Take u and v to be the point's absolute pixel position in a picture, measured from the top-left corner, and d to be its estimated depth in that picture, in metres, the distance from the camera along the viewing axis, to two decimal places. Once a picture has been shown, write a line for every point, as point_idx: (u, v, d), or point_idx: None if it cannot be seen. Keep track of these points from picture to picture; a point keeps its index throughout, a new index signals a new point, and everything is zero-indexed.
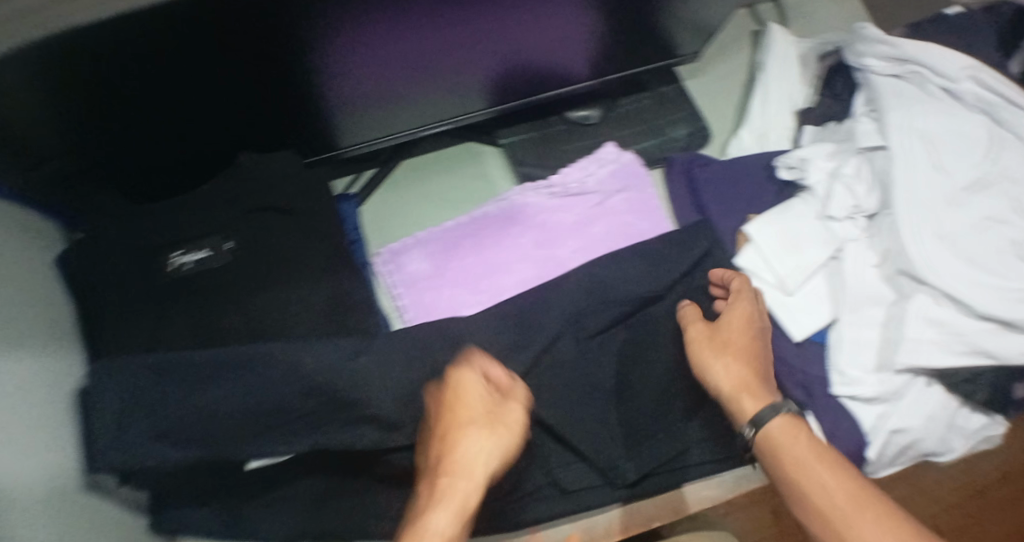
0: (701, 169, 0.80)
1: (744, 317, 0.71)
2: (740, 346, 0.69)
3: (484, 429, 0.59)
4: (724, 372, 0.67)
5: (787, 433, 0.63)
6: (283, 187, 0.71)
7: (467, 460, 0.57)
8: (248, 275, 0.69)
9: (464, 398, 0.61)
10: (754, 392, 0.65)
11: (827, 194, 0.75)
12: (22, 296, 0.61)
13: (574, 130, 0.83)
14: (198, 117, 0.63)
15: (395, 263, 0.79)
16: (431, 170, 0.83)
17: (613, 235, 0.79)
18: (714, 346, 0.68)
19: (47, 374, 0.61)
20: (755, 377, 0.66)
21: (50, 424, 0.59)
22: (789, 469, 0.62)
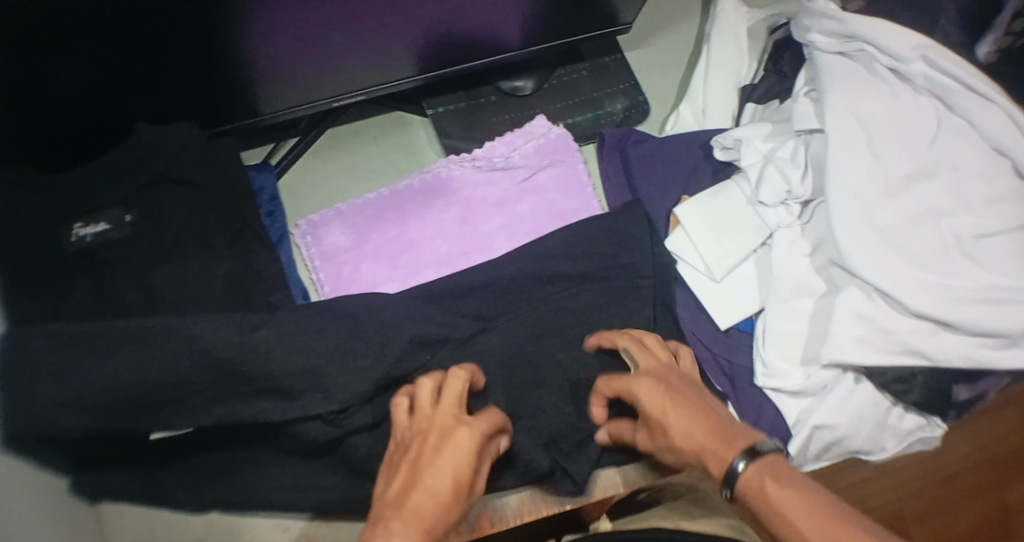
0: (635, 146, 0.76)
1: (651, 391, 0.56)
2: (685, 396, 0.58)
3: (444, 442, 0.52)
4: (701, 461, 0.64)
5: (757, 478, 0.48)
6: (182, 158, 0.67)
7: (437, 477, 0.48)
8: (150, 246, 0.67)
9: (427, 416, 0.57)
10: (716, 452, 0.51)
11: (759, 178, 0.72)
12: None
13: (504, 101, 0.78)
14: (98, 88, 0.58)
15: (315, 235, 0.75)
16: (357, 140, 0.79)
17: (539, 212, 0.76)
18: (676, 442, 0.63)
19: None
20: (729, 430, 0.61)
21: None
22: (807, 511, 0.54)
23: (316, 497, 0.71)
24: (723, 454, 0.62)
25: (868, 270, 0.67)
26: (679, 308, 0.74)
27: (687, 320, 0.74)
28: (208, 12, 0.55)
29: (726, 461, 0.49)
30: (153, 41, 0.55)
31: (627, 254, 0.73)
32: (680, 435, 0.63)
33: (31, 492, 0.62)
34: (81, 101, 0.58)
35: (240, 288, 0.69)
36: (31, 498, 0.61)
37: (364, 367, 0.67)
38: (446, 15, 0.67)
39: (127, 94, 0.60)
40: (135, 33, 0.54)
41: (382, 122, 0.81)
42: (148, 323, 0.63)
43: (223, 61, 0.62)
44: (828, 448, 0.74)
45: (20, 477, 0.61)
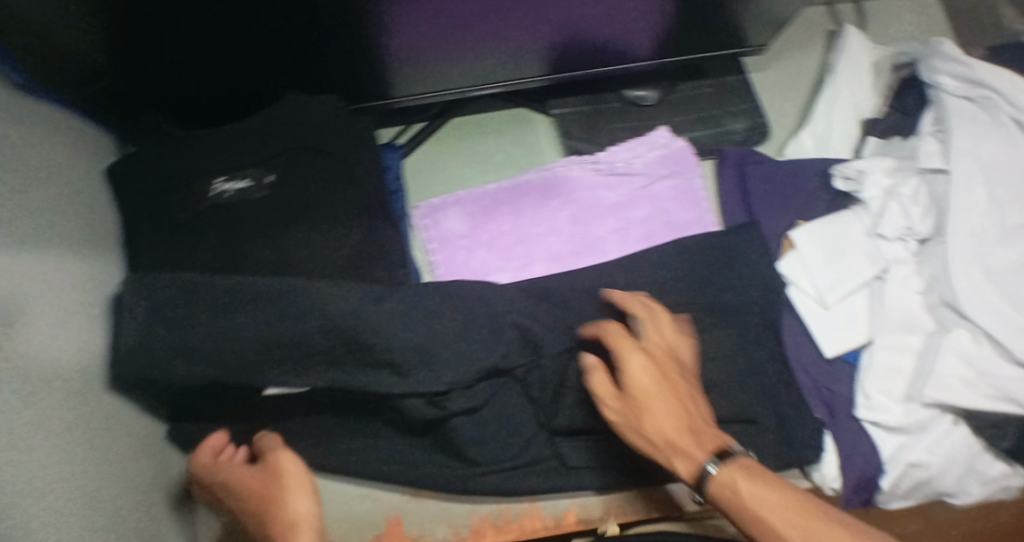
0: (755, 166, 0.77)
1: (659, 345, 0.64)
2: (654, 394, 0.60)
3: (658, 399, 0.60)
4: (639, 439, 0.60)
5: (728, 478, 0.56)
6: (324, 127, 0.68)
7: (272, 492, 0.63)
8: (283, 210, 0.68)
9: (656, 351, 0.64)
10: (686, 452, 0.58)
11: (879, 211, 0.73)
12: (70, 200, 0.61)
13: (628, 108, 0.80)
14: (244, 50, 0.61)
15: (433, 218, 0.77)
16: (481, 131, 0.81)
17: (652, 220, 0.76)
18: (630, 411, 0.61)
19: (75, 287, 0.59)
20: (683, 430, 0.59)
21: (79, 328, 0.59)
22: (751, 524, 0.54)
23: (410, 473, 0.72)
24: (671, 444, 0.58)
25: (979, 313, 0.67)
26: (786, 332, 0.74)
27: (791, 344, 0.74)
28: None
29: (697, 465, 0.57)
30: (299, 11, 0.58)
31: (734, 271, 0.74)
32: (642, 402, 0.60)
33: (125, 431, 0.64)
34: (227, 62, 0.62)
35: (356, 261, 0.69)
36: (124, 441, 0.63)
37: (469, 352, 0.68)
38: (573, 19, 0.69)
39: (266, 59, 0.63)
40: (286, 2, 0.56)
41: (504, 117, 0.82)
42: (278, 281, 0.65)
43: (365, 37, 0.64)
44: (917, 488, 0.73)
45: (120, 416, 0.63)
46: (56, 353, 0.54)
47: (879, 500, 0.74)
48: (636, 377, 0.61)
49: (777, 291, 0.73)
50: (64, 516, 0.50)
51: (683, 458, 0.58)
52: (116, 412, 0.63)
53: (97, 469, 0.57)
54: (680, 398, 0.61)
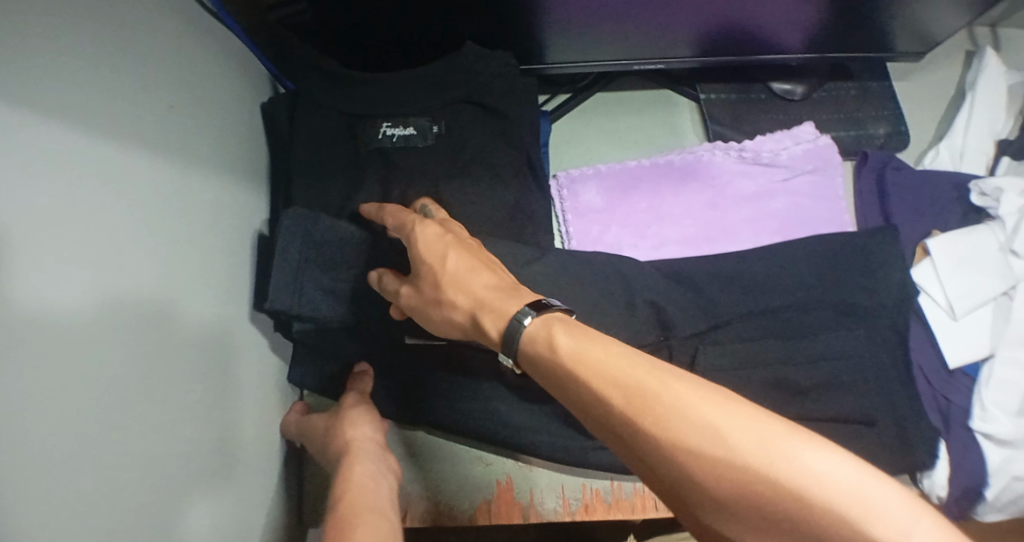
0: (894, 173, 0.77)
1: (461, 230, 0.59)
2: (466, 274, 0.55)
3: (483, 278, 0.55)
4: (481, 332, 0.54)
5: (539, 332, 0.49)
6: (494, 85, 0.69)
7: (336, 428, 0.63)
8: (448, 161, 0.67)
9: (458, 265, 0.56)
10: (495, 311, 0.52)
11: (1016, 227, 0.74)
12: (222, 121, 0.60)
13: (773, 101, 0.80)
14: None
15: (572, 190, 0.76)
16: (624, 107, 0.80)
17: (791, 214, 0.76)
18: (433, 295, 0.55)
19: (217, 209, 0.58)
20: (486, 286, 0.54)
21: (218, 251, 0.57)
22: (583, 383, 0.46)
23: (535, 440, 0.68)
24: (478, 301, 0.53)
25: None
26: (911, 340, 0.75)
27: (916, 352, 0.76)
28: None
29: (504, 318, 0.51)
30: None
31: (869, 272, 0.73)
32: (436, 273, 0.55)
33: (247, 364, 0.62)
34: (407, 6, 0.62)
35: (506, 223, 0.68)
36: (246, 373, 0.61)
37: (605, 324, 0.69)
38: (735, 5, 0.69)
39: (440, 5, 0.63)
40: None
41: (647, 96, 0.81)
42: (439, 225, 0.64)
43: None
44: (1015, 501, 0.74)
45: (249, 348, 0.62)
46: (182, 311, 0.50)
47: (978, 510, 0.75)
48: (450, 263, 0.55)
49: (908, 297, 0.74)
50: (165, 464, 0.47)
51: (495, 315, 0.52)
52: (250, 345, 0.63)
53: (211, 440, 0.54)
54: (498, 273, 0.56)
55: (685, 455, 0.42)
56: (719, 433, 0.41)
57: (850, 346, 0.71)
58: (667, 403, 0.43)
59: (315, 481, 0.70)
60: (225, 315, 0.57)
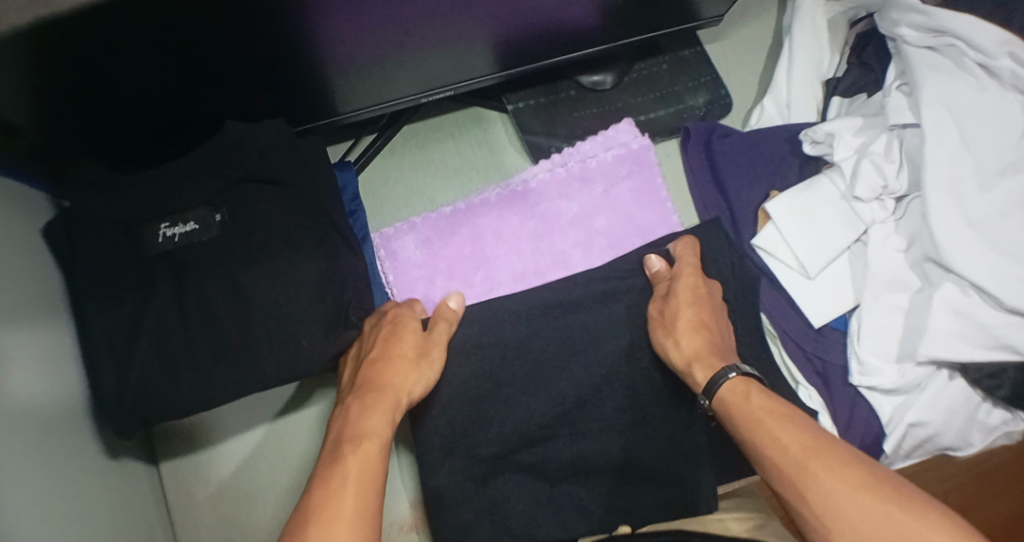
0: (720, 141, 0.76)
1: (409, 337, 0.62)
2: (692, 321, 0.62)
3: (393, 396, 0.58)
4: (376, 364, 0.60)
5: (737, 388, 0.55)
6: (273, 157, 0.65)
7: (396, 380, 0.59)
8: (239, 245, 0.65)
9: (399, 352, 0.61)
10: (398, 389, 0.59)
11: (853, 173, 0.71)
12: (13, 273, 0.58)
13: (586, 97, 0.77)
14: (181, 84, 0.58)
15: (388, 249, 0.72)
16: (437, 137, 0.77)
17: (617, 228, 0.73)
18: (666, 322, 0.63)
19: (24, 368, 0.56)
20: (708, 345, 0.60)
21: (33, 412, 0.55)
22: (742, 427, 0.53)
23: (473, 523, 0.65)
24: (376, 377, 0.59)
25: (963, 267, 0.66)
26: (767, 306, 0.73)
27: (779, 320, 0.73)
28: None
29: (394, 402, 0.58)
30: (219, 43, 0.55)
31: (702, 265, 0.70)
32: (372, 361, 0.60)
33: (96, 511, 0.60)
34: (165, 98, 0.59)
35: (329, 290, 0.65)
36: (98, 522, 0.60)
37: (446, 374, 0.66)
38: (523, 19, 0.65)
39: (197, 90, 0.60)
40: (203, 34, 0.53)
41: (459, 118, 0.78)
42: (278, 306, 0.64)
43: (294, 58, 0.60)
44: (920, 444, 0.73)
45: (91, 492, 0.61)
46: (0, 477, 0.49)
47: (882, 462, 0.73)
48: (386, 399, 0.57)
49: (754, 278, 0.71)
50: None
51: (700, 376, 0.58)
52: (87, 491, 0.60)
53: None
54: (409, 381, 0.60)
55: (800, 503, 0.48)
56: (851, 519, 0.45)
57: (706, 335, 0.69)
58: (369, 434, 0.54)
59: None
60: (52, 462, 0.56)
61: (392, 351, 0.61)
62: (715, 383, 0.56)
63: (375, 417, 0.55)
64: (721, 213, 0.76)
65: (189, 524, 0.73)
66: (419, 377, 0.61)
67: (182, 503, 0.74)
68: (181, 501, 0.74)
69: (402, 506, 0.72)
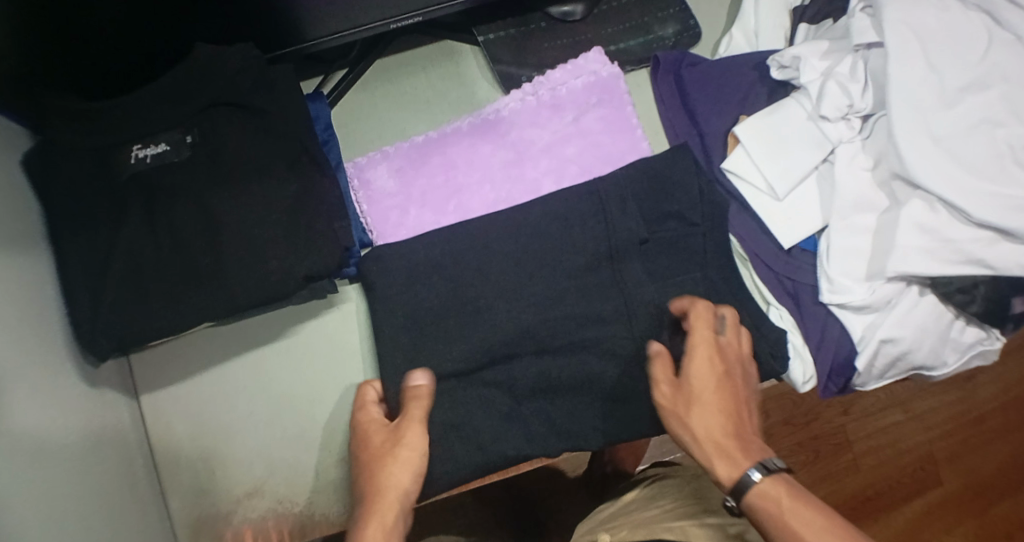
0: (689, 70, 0.76)
1: (378, 429, 0.63)
2: (718, 410, 0.59)
3: (394, 461, 0.60)
4: (363, 459, 0.61)
5: (773, 489, 0.55)
6: (242, 82, 0.67)
7: (386, 466, 0.60)
8: (209, 168, 0.66)
9: (378, 452, 0.61)
10: (397, 461, 0.60)
11: (819, 94, 0.72)
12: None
13: (556, 28, 0.77)
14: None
15: (362, 179, 0.73)
16: (409, 72, 0.78)
17: (587, 154, 0.74)
18: (682, 406, 0.60)
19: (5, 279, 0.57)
20: (726, 431, 0.58)
21: (16, 321, 0.56)
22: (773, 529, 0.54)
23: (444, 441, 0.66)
24: (366, 469, 0.61)
25: (929, 180, 0.67)
26: (737, 229, 0.74)
27: (750, 243, 0.74)
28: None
29: (398, 472, 0.60)
30: None
31: (673, 188, 0.70)
32: (367, 461, 0.61)
33: (78, 426, 0.61)
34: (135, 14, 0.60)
35: (301, 210, 0.66)
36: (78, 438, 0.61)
37: (418, 295, 0.67)
38: None
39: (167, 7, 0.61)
40: None
41: (431, 53, 0.79)
42: (248, 224, 0.65)
43: None
44: (893, 363, 0.73)
45: (73, 409, 0.62)
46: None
47: (856, 383, 0.74)
48: (392, 480, 0.59)
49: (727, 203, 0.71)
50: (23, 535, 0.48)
51: (733, 467, 0.57)
52: (68, 406, 0.61)
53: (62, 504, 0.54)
54: (401, 451, 0.61)
55: None
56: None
57: (680, 257, 0.69)
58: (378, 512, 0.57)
59: (189, 509, 0.73)
60: (34, 371, 0.57)
61: (374, 455, 0.61)
62: (744, 485, 0.55)
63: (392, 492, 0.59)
64: (692, 140, 0.76)
65: (168, 453, 0.74)
66: (415, 459, 0.61)
67: (159, 435, 0.75)
68: (157, 435, 0.75)
69: None
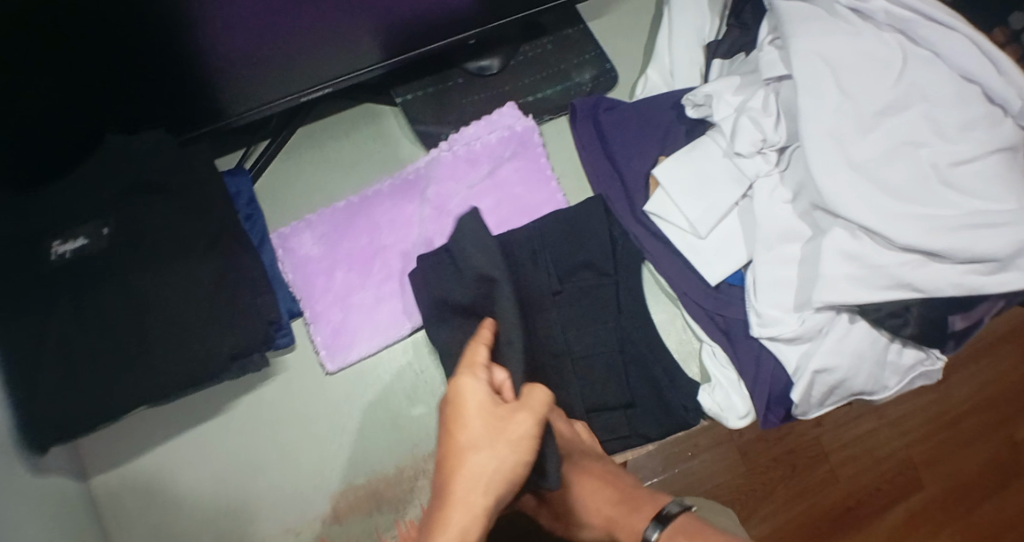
0: (608, 113, 0.78)
1: (496, 408, 0.54)
2: (592, 478, 0.69)
3: (495, 441, 0.52)
4: (457, 447, 0.52)
5: (685, 525, 0.60)
6: (155, 165, 0.67)
7: (475, 457, 0.52)
8: (131, 254, 0.66)
9: (478, 435, 0.52)
10: (481, 448, 0.52)
11: (732, 131, 0.72)
12: None
13: (473, 82, 0.78)
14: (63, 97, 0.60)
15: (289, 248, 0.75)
16: (331, 136, 0.79)
17: (505, 207, 0.76)
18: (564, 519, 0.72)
19: None
20: (623, 511, 0.66)
21: None
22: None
23: None
24: (460, 448, 0.52)
25: (847, 209, 0.67)
26: (664, 269, 0.75)
27: (678, 282, 0.75)
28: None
29: (480, 462, 0.51)
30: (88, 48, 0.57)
31: (585, 237, 0.74)
32: (452, 448, 0.53)
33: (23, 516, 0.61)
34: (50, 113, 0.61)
35: (224, 288, 0.67)
36: None
37: None
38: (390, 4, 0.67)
39: (80, 104, 0.62)
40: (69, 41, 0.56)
41: (352, 115, 0.80)
42: (175, 303, 0.65)
43: (171, 58, 0.63)
44: (831, 391, 0.72)
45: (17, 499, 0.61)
46: None
47: (796, 413, 0.73)
48: (475, 465, 0.51)
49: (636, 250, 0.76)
50: None
51: (635, 529, 0.64)
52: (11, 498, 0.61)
53: None
54: (506, 440, 0.52)
55: None
56: None
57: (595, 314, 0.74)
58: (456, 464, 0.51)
59: None
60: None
61: (470, 432, 0.53)
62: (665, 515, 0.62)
63: (474, 461, 0.51)
64: (614, 183, 0.77)
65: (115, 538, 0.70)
66: (507, 450, 0.52)
67: (112, 519, 0.70)
68: (110, 514, 0.71)
69: (324, 501, 0.71)
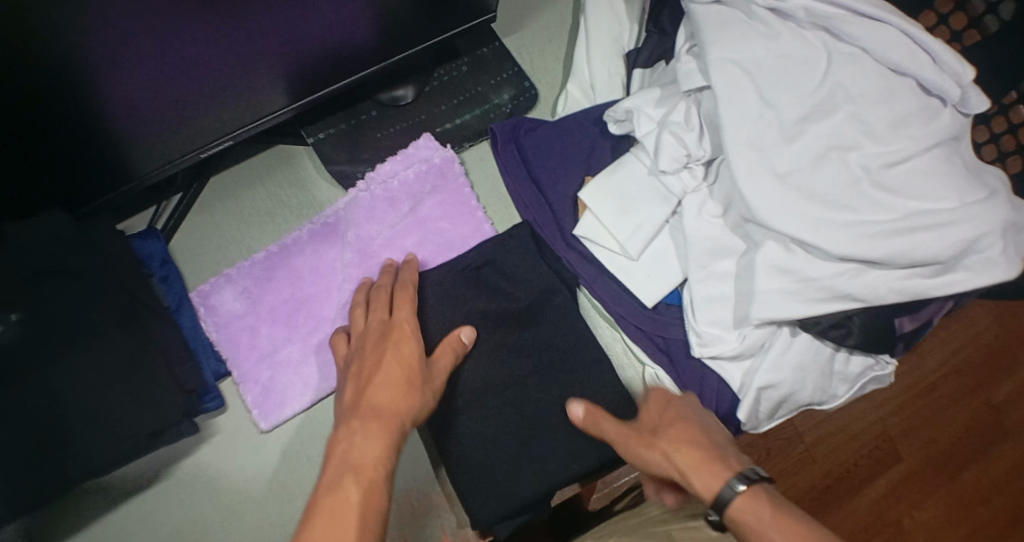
0: (527, 135, 0.75)
1: (412, 353, 0.61)
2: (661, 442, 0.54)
3: (391, 419, 0.54)
4: (372, 388, 0.57)
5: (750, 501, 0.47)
6: (54, 247, 0.62)
7: (385, 398, 0.56)
8: (41, 343, 0.62)
9: (397, 372, 0.58)
10: (406, 405, 0.56)
11: (655, 147, 0.70)
12: None
13: (386, 116, 0.76)
14: None
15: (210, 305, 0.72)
16: (247, 183, 0.76)
17: (428, 245, 0.74)
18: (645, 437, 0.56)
19: None
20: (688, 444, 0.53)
21: None
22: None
23: None
24: (360, 398, 0.56)
25: (778, 222, 0.65)
26: (599, 293, 0.72)
27: (614, 306, 0.72)
28: (67, 66, 0.50)
29: (396, 403, 0.56)
30: None
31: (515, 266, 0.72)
32: (361, 397, 0.56)
33: None
34: None
35: (139, 366, 0.64)
36: None
37: None
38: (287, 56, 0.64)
39: None
40: None
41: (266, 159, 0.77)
42: (90, 390, 0.63)
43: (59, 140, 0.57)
44: (779, 406, 0.70)
45: None
46: None
47: (746, 428, 0.72)
48: (374, 403, 0.55)
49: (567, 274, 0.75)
50: None
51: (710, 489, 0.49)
52: None
53: None
54: (406, 390, 0.57)
55: None
56: None
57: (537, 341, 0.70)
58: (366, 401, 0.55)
59: None
60: None
61: (383, 366, 0.59)
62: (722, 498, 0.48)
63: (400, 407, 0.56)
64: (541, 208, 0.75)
65: None
66: (418, 399, 0.58)
67: None
68: None
69: None
